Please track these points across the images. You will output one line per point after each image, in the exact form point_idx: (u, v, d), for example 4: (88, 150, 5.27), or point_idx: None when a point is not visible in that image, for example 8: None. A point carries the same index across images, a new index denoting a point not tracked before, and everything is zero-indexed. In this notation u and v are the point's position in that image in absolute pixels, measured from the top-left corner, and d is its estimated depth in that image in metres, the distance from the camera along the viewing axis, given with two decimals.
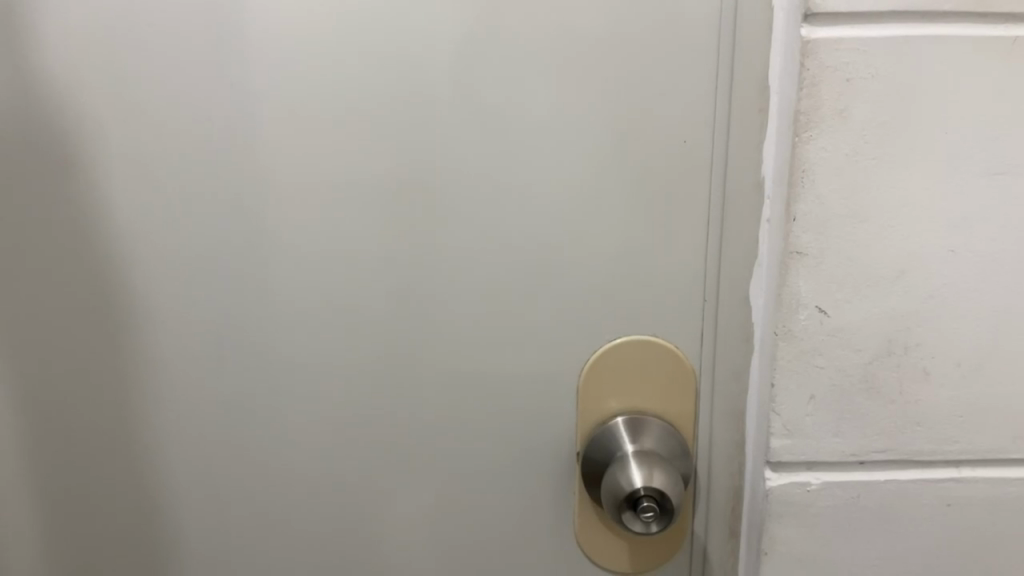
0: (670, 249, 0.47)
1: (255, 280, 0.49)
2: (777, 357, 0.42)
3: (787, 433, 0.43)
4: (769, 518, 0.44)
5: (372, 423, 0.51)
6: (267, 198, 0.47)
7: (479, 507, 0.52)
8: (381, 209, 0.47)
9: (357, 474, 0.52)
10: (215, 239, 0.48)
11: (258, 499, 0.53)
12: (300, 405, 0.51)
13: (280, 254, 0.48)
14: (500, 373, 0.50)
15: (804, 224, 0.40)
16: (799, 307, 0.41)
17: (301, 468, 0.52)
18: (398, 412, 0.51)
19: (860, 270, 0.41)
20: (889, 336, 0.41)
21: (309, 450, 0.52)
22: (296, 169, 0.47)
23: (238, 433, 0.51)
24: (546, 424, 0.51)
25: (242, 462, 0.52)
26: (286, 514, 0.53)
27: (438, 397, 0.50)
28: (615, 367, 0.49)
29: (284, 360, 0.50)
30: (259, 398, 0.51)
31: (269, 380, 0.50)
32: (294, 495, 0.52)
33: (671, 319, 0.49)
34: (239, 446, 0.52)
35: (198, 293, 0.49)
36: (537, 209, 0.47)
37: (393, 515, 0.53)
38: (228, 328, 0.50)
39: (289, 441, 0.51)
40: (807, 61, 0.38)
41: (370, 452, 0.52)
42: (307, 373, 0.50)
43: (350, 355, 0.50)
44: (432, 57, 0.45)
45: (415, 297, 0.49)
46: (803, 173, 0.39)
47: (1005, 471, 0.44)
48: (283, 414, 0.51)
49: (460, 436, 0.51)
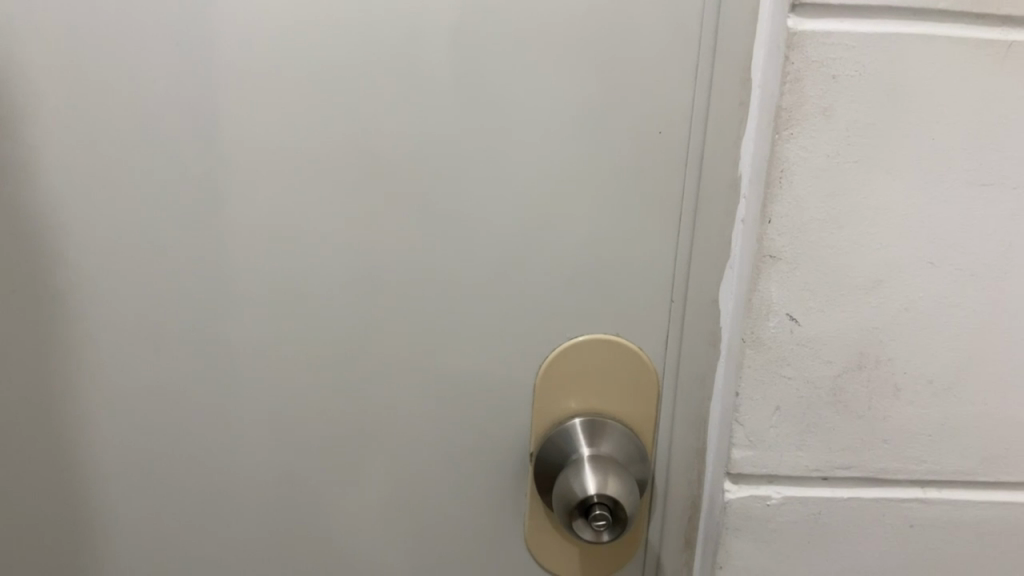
0: (639, 246, 0.45)
1: (200, 256, 0.46)
2: (744, 363, 0.40)
3: (749, 444, 0.41)
4: (726, 531, 0.43)
5: (319, 411, 0.48)
6: (215, 173, 0.44)
7: (428, 503, 0.50)
8: (336, 186, 0.44)
9: (301, 466, 0.49)
10: (159, 212, 0.45)
11: (193, 488, 0.50)
12: (241, 393, 0.48)
13: (227, 230, 0.45)
14: (455, 367, 0.47)
15: (779, 227, 0.38)
16: (770, 313, 0.39)
17: (241, 456, 0.49)
18: (347, 403, 0.48)
19: (835, 279, 0.39)
20: (861, 348, 0.40)
21: (252, 439, 0.49)
22: (246, 139, 0.44)
23: (176, 419, 0.48)
24: (501, 423, 0.49)
25: (178, 447, 0.49)
26: (224, 505, 0.50)
27: (390, 389, 0.48)
28: (575, 365, 0.47)
29: (225, 343, 0.47)
30: (199, 381, 0.48)
31: (210, 362, 0.47)
32: (232, 482, 0.50)
33: (639, 320, 0.46)
34: (176, 432, 0.49)
35: (136, 266, 0.46)
36: (501, 198, 0.44)
37: (337, 510, 0.50)
38: (169, 307, 0.47)
39: (229, 426, 0.49)
40: (792, 54, 0.35)
41: (315, 445, 0.49)
42: (251, 358, 0.47)
43: (297, 338, 0.47)
44: (396, 27, 0.42)
45: (368, 284, 0.46)
46: (781, 172, 0.37)
47: (972, 493, 0.42)
48: (225, 402, 0.48)
49: (411, 429, 0.49)
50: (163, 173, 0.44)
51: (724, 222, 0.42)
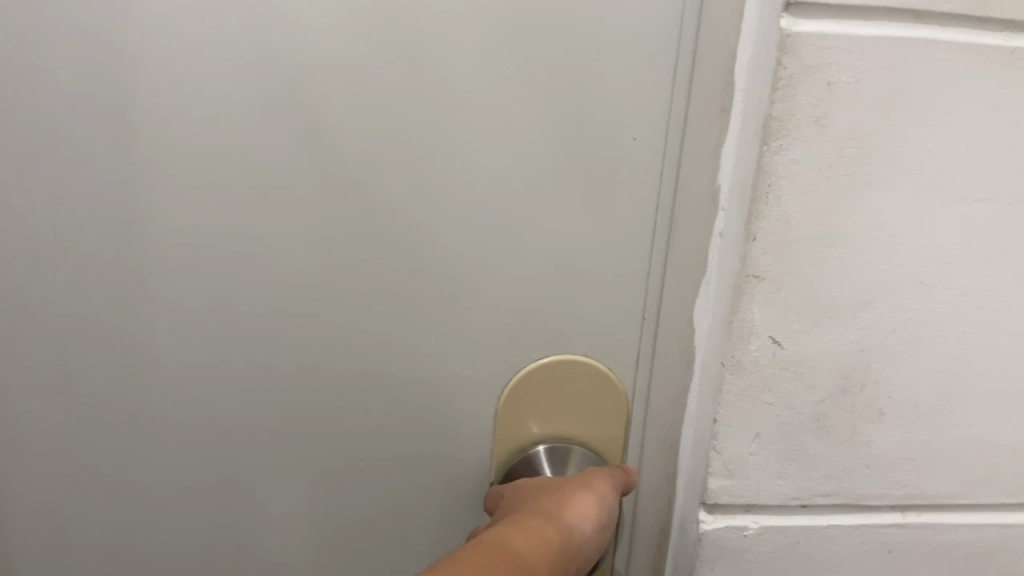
0: (610, 259, 0.40)
1: (103, 279, 0.39)
2: (723, 389, 0.37)
3: (727, 473, 0.39)
4: (701, 564, 0.40)
5: (248, 447, 0.42)
6: (118, 177, 0.37)
7: (376, 543, 0.45)
8: (263, 193, 0.38)
9: (229, 506, 0.43)
10: (49, 228, 0.38)
11: (104, 541, 0.43)
12: (158, 428, 0.41)
13: (136, 246, 0.38)
14: (404, 394, 0.42)
15: (765, 246, 0.35)
16: (752, 337, 0.36)
17: (159, 498, 0.43)
18: (280, 438, 0.42)
19: (820, 299, 0.36)
20: (845, 371, 0.37)
21: (173, 486, 0.43)
22: (155, 139, 0.37)
23: (82, 460, 0.42)
24: (458, 455, 0.43)
25: (84, 489, 0.42)
26: (143, 560, 0.44)
27: (333, 421, 0.42)
28: (537, 390, 0.42)
29: (138, 377, 0.40)
30: (107, 415, 0.41)
31: (121, 393, 0.41)
32: (153, 526, 0.43)
33: (608, 340, 0.42)
34: (82, 479, 0.42)
35: (25, 287, 0.39)
36: (458, 207, 0.39)
37: (272, 552, 0.44)
38: (71, 334, 0.40)
39: (146, 465, 0.42)
40: (786, 58, 0.32)
41: (246, 488, 0.43)
42: (167, 389, 0.41)
43: (219, 366, 0.41)
44: (335, 7, 0.35)
45: (306, 304, 0.40)
46: (769, 186, 0.34)
47: (950, 516, 0.41)
48: (141, 439, 0.42)
49: (354, 464, 0.43)
50: (52, 177, 0.37)
51: (700, 235, 0.39)
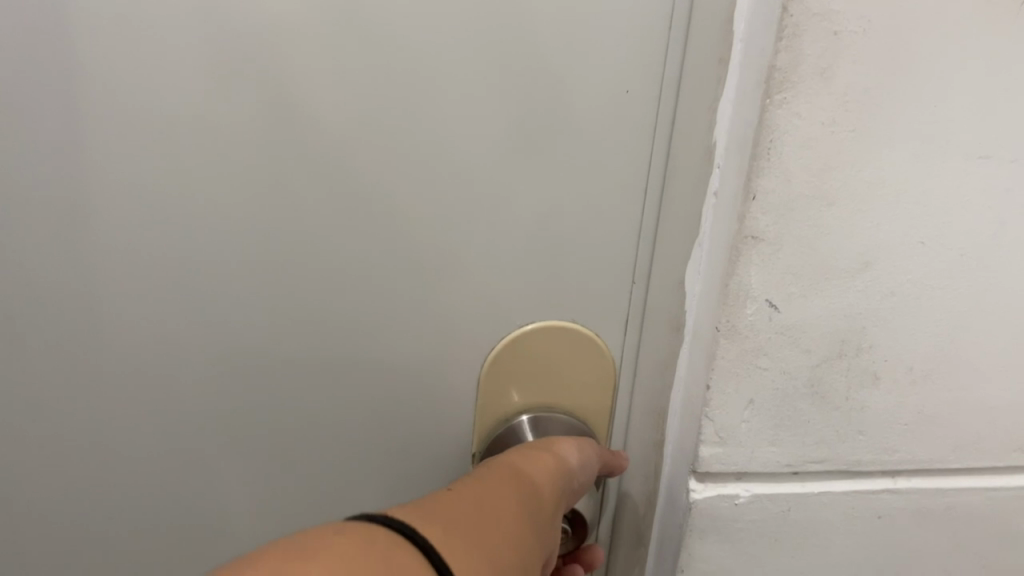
0: (599, 217, 0.41)
1: (101, 224, 0.41)
2: (717, 355, 0.36)
3: (718, 440, 0.37)
4: (689, 533, 0.39)
5: (248, 392, 0.44)
6: (117, 128, 0.39)
7: (368, 483, 0.47)
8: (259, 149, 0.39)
9: (230, 443, 0.46)
10: (48, 174, 0.39)
11: (114, 470, 0.46)
12: (161, 369, 0.44)
13: (131, 194, 0.40)
14: (396, 348, 0.44)
15: (764, 205, 0.33)
16: (749, 301, 0.35)
17: (163, 433, 0.45)
18: (278, 386, 0.44)
19: (819, 262, 0.35)
20: (842, 336, 0.36)
21: (173, 421, 0.45)
22: (153, 93, 0.38)
23: (90, 395, 0.44)
24: (443, 402, 0.45)
25: (94, 422, 0.45)
26: (145, 487, 0.47)
27: (324, 369, 0.44)
28: (525, 354, 0.43)
29: (137, 317, 0.43)
30: (113, 355, 0.43)
31: (127, 335, 0.43)
32: (159, 459, 0.46)
33: (595, 299, 0.43)
34: (93, 413, 0.45)
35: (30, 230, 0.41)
36: (448, 166, 0.40)
37: (271, 489, 0.47)
38: (75, 274, 0.42)
39: (149, 402, 0.45)
40: (792, 4, 0.30)
41: (238, 423, 0.45)
42: (169, 333, 0.43)
43: (220, 318, 0.43)
44: None
45: (298, 262, 0.42)
46: (770, 142, 0.32)
47: (941, 480, 0.40)
48: (145, 379, 0.44)
49: (347, 410, 0.45)
50: (53, 126, 0.39)
51: (693, 194, 0.37)
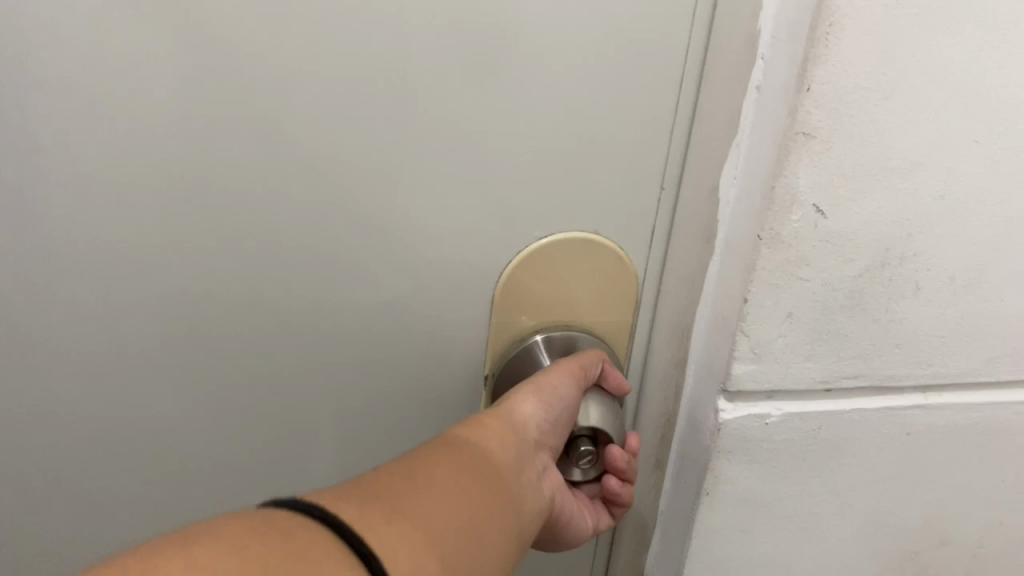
0: (627, 123, 0.37)
1: (46, 125, 0.34)
2: (757, 265, 0.33)
3: (753, 357, 0.35)
4: (717, 456, 0.37)
5: (225, 324, 0.39)
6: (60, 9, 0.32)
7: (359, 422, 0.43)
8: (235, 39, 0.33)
9: (202, 383, 0.41)
10: None
11: (71, 413, 0.41)
12: (124, 296, 0.38)
13: (81, 89, 0.34)
14: (395, 271, 0.39)
15: (819, 97, 0.30)
16: (795, 205, 0.32)
17: (127, 371, 0.40)
18: (261, 317, 0.39)
19: (871, 162, 0.32)
20: (888, 243, 0.34)
21: (138, 358, 0.40)
22: None
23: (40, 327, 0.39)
24: (447, 331, 0.41)
25: (47, 359, 0.39)
26: (107, 434, 0.42)
27: (313, 297, 0.39)
28: (542, 272, 0.40)
29: (94, 237, 0.37)
30: (66, 280, 0.38)
31: (81, 256, 0.37)
32: (120, 400, 0.41)
33: (618, 212, 0.39)
34: (44, 349, 0.39)
35: None
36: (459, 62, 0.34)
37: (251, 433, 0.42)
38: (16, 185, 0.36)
39: (110, 335, 0.39)
40: None
41: (213, 360, 0.40)
42: (132, 254, 0.37)
43: (193, 238, 0.37)
44: None
45: (285, 174, 0.36)
46: (830, 25, 0.29)
47: (970, 395, 0.39)
48: (105, 308, 0.38)
49: (335, 342, 0.40)
50: None
51: (734, 90, 0.34)
